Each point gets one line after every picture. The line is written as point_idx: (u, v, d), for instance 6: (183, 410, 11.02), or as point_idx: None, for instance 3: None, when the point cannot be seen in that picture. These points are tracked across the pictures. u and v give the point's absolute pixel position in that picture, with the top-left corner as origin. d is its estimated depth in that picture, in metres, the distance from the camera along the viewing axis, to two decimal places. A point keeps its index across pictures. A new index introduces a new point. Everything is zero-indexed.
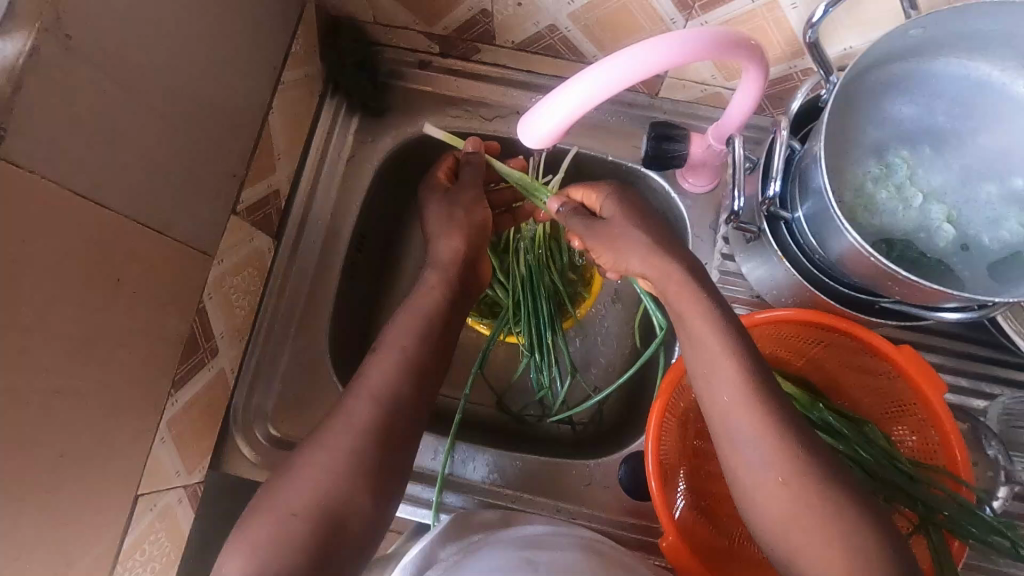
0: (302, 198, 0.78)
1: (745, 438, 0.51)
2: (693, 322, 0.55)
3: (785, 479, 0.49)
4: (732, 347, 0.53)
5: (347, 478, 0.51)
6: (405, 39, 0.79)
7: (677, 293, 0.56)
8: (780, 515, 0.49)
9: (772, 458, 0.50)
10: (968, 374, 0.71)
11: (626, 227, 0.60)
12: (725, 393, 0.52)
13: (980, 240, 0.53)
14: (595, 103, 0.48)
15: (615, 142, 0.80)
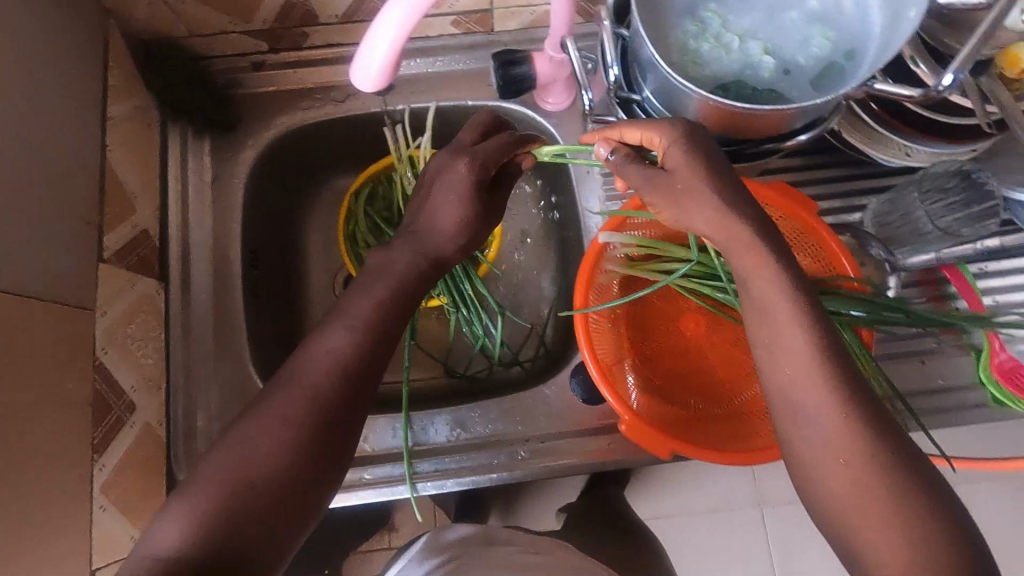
0: (177, 233, 0.75)
1: (811, 414, 0.46)
2: (756, 282, 0.49)
3: (848, 462, 0.45)
4: (793, 311, 0.48)
5: (260, 473, 0.49)
6: (230, 45, 0.77)
7: (750, 263, 0.49)
8: (842, 496, 0.45)
9: (836, 439, 0.45)
10: (838, 194, 0.78)
11: (694, 183, 0.51)
12: (788, 366, 0.48)
13: (797, 62, 0.58)
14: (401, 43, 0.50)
15: (470, 87, 0.82)
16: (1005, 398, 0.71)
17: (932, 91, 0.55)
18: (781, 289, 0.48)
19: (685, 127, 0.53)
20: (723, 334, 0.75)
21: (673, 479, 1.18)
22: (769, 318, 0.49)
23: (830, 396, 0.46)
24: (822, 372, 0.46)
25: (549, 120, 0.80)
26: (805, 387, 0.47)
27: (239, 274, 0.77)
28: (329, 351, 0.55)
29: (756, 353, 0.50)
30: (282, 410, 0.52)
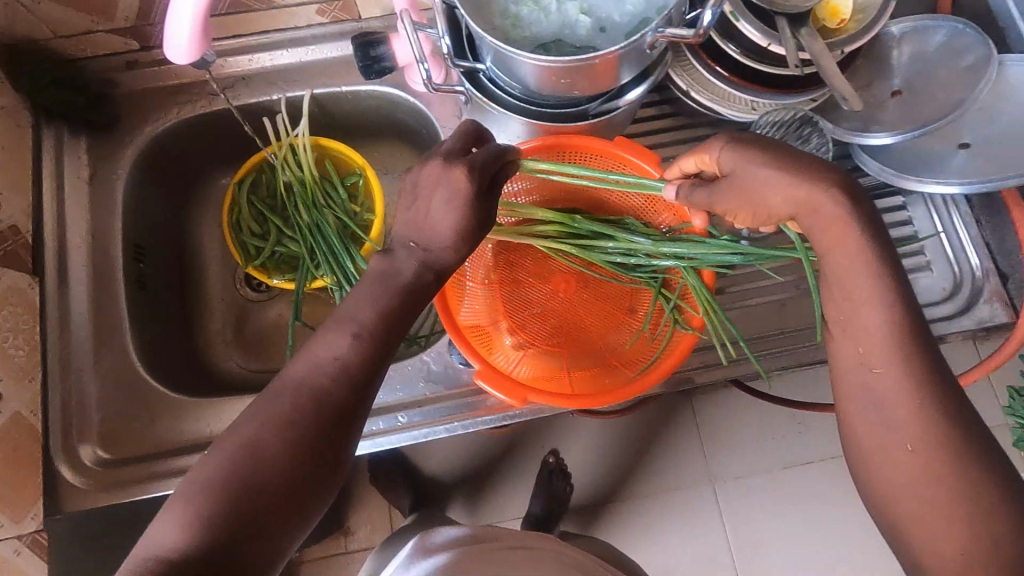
0: (53, 231, 0.77)
1: (876, 394, 0.49)
2: (836, 262, 0.50)
3: (915, 447, 0.47)
4: (876, 288, 0.49)
5: (260, 474, 0.47)
6: (99, 45, 0.79)
7: (830, 236, 0.50)
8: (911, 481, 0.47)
9: (910, 421, 0.47)
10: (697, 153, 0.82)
11: (760, 176, 0.52)
12: (860, 344, 0.50)
13: (613, 19, 0.62)
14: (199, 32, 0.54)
15: (342, 74, 0.85)
16: None
17: (702, 29, 0.58)
18: (861, 265, 0.49)
19: (731, 137, 0.55)
20: (594, 292, 0.77)
21: (615, 453, 1.20)
22: (843, 292, 0.51)
23: (927, 365, 0.48)
24: (891, 356, 0.48)
25: (420, 99, 0.85)
26: (875, 366, 0.49)
27: (119, 267, 0.78)
28: (333, 358, 0.51)
29: (834, 334, 0.52)
30: (285, 407, 0.49)
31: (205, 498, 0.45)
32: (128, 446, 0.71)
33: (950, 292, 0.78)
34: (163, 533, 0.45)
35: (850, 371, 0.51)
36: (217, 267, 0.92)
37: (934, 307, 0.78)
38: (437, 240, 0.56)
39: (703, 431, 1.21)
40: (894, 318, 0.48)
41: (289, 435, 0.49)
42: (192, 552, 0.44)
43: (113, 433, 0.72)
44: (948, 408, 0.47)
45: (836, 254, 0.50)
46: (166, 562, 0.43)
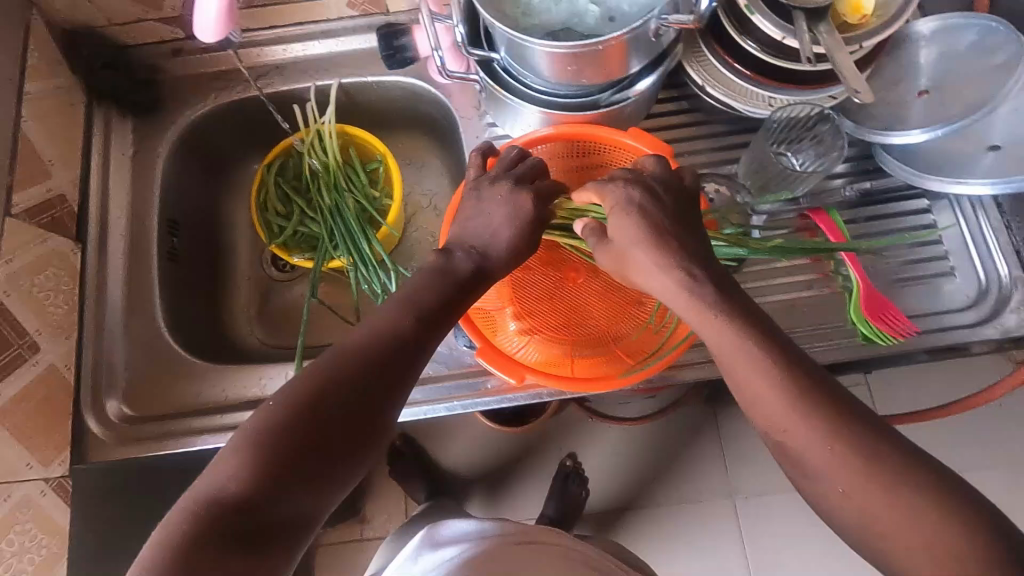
0: (98, 201, 0.83)
1: (797, 442, 0.47)
2: (709, 332, 0.52)
3: (847, 488, 0.45)
4: (758, 356, 0.49)
5: (309, 431, 0.48)
6: (148, 34, 0.85)
7: (694, 316, 0.52)
8: (860, 521, 0.44)
9: (827, 453, 0.45)
10: (712, 149, 0.82)
11: (640, 250, 0.54)
12: (766, 391, 0.49)
13: (621, 9, 0.63)
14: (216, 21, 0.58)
15: (369, 65, 0.89)
16: (874, 334, 0.72)
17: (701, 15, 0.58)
18: (739, 340, 0.50)
19: (625, 190, 0.55)
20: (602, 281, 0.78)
21: (635, 458, 1.18)
22: (735, 356, 0.50)
23: (825, 411, 0.46)
24: (794, 414, 0.47)
25: (442, 91, 0.88)
26: (784, 425, 0.47)
27: (154, 239, 0.83)
28: (392, 331, 0.54)
29: (740, 395, 0.51)
30: (333, 367, 0.51)
31: (259, 451, 0.47)
32: (150, 404, 0.76)
33: (975, 298, 0.75)
34: (217, 479, 0.46)
35: (768, 432, 0.49)
36: (246, 246, 0.97)
37: (957, 314, 0.75)
38: (496, 248, 0.62)
39: (725, 443, 1.18)
40: (782, 360, 0.49)
41: (336, 393, 0.50)
42: (245, 496, 0.46)
43: (140, 391, 0.76)
44: (864, 440, 0.45)
45: (718, 333, 0.51)
46: (223, 506, 0.45)
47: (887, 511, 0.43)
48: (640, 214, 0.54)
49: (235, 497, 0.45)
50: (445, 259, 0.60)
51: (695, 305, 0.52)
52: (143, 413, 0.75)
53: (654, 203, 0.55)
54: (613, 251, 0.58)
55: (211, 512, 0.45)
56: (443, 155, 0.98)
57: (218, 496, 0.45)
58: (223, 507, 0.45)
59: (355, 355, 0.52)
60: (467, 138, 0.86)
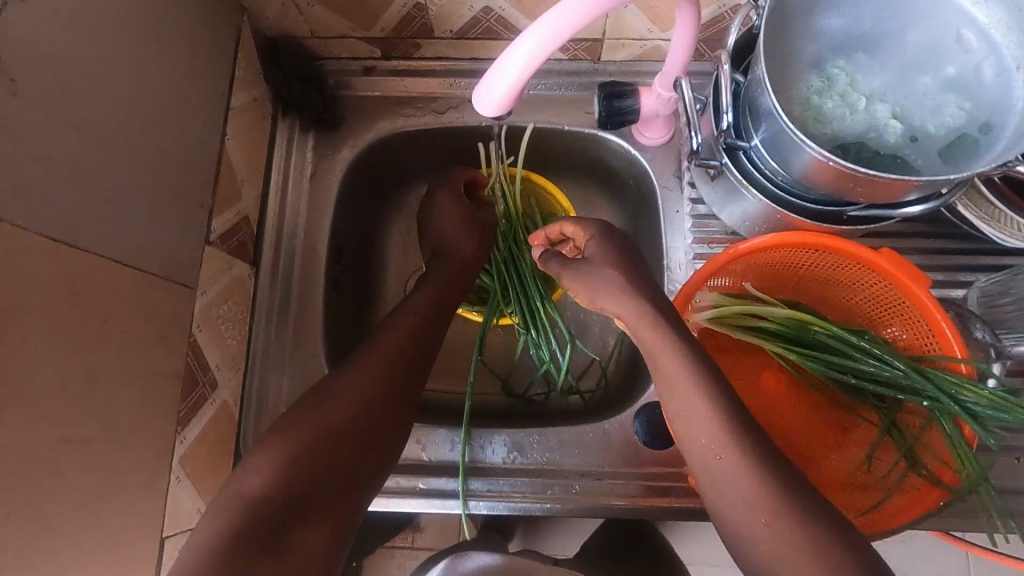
0: (274, 222, 0.78)
1: (727, 479, 0.51)
2: (664, 359, 0.55)
3: (769, 520, 0.48)
4: (701, 390, 0.54)
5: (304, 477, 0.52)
6: (346, 49, 0.80)
7: (652, 339, 0.56)
8: (780, 562, 0.47)
9: (756, 499, 0.49)
10: (942, 267, 0.74)
11: (602, 268, 0.59)
12: (702, 436, 0.53)
13: (927, 129, 0.56)
14: (536, 59, 0.47)
15: (568, 112, 0.82)
16: None
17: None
18: (684, 369, 0.54)
19: (605, 227, 0.65)
20: (806, 396, 0.73)
21: None
22: (672, 386, 0.55)
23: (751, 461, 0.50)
24: (730, 442, 0.52)
25: (643, 154, 0.80)
26: (719, 453, 0.52)
27: (323, 269, 0.79)
28: (361, 389, 0.59)
29: (676, 423, 0.56)
30: (311, 430, 0.55)
31: (228, 520, 0.48)
32: None
33: None
34: (245, 482, 0.51)
35: (698, 461, 0.53)
36: (393, 276, 0.89)
37: None
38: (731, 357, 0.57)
39: None
40: (719, 407, 0.53)
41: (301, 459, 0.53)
42: (243, 521, 0.48)
43: None
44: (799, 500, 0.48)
45: (665, 355, 0.55)
46: (249, 513, 0.48)
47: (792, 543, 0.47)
48: (599, 258, 0.61)
49: (236, 523, 0.48)
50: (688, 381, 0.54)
51: (629, 300, 0.57)
52: None
53: (613, 245, 0.62)
54: (569, 263, 0.63)
55: (245, 514, 0.48)
56: (619, 214, 0.89)
57: (236, 507, 0.49)
58: (235, 530, 0.47)
59: (372, 397, 0.59)
60: (664, 210, 0.79)
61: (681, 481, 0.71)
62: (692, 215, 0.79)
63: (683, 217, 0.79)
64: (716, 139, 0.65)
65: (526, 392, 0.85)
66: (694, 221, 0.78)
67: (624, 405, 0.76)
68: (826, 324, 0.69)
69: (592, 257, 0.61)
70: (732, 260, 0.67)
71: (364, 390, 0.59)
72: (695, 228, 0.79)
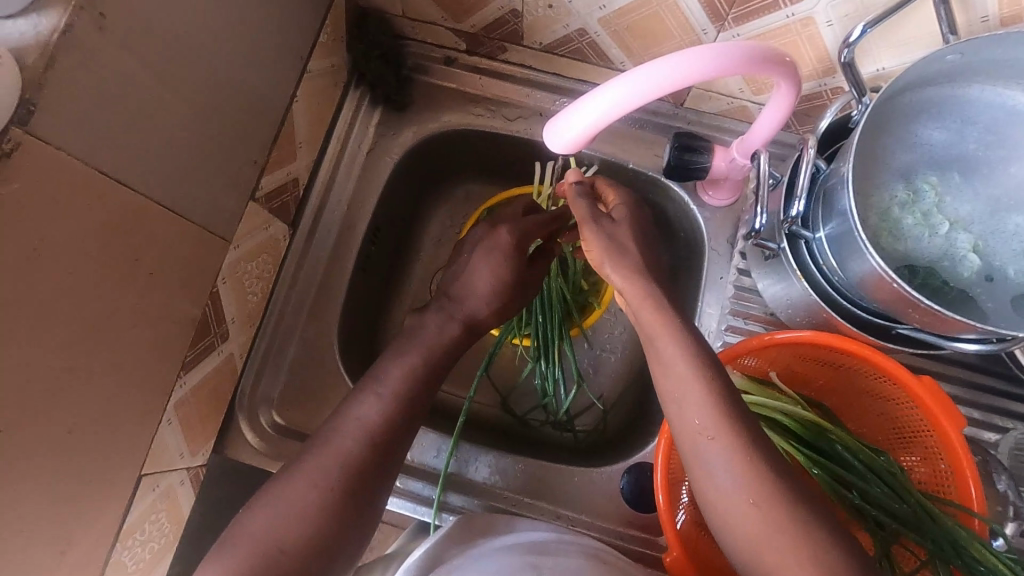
0: (322, 188, 0.78)
1: (718, 459, 0.52)
2: (664, 346, 0.56)
3: (756, 501, 0.50)
4: (693, 370, 0.54)
5: (359, 485, 0.55)
6: (432, 35, 0.79)
7: (651, 321, 0.58)
8: (751, 536, 0.50)
9: (745, 484, 0.50)
10: (980, 406, 0.69)
11: (626, 240, 0.63)
12: (697, 416, 0.53)
13: (1006, 272, 0.52)
14: (638, 93, 0.47)
15: (637, 150, 0.80)
16: None
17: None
18: (684, 352, 0.55)
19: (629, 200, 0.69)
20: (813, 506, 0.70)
21: None
22: (672, 374, 0.55)
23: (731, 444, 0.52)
24: (723, 428, 0.52)
25: (701, 211, 0.78)
26: (712, 434, 0.52)
27: (358, 246, 0.79)
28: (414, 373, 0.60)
29: (667, 406, 0.56)
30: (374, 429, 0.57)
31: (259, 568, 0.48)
32: (301, 418, 0.73)
33: None
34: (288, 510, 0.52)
35: (690, 440, 0.54)
36: (422, 267, 0.89)
37: None
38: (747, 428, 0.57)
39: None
40: (728, 393, 0.54)
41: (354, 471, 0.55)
42: (310, 539, 0.51)
43: (295, 399, 0.74)
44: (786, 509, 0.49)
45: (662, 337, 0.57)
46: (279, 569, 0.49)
47: (780, 543, 0.48)
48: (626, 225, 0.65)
49: (308, 534, 0.51)
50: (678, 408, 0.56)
51: (634, 275, 0.60)
52: (293, 425, 0.73)
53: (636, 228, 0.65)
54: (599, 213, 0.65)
55: (298, 544, 0.51)
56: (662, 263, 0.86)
57: (279, 545, 0.50)
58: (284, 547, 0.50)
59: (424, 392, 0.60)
60: (707, 274, 0.76)
61: (653, 550, 0.70)
62: (736, 286, 0.76)
63: (726, 284, 0.76)
64: (780, 222, 0.62)
65: (525, 414, 0.84)
66: (736, 291, 0.75)
67: (617, 458, 0.75)
68: (845, 437, 0.66)
69: (619, 221, 0.65)
70: (763, 347, 0.64)
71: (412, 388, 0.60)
72: (733, 299, 0.75)
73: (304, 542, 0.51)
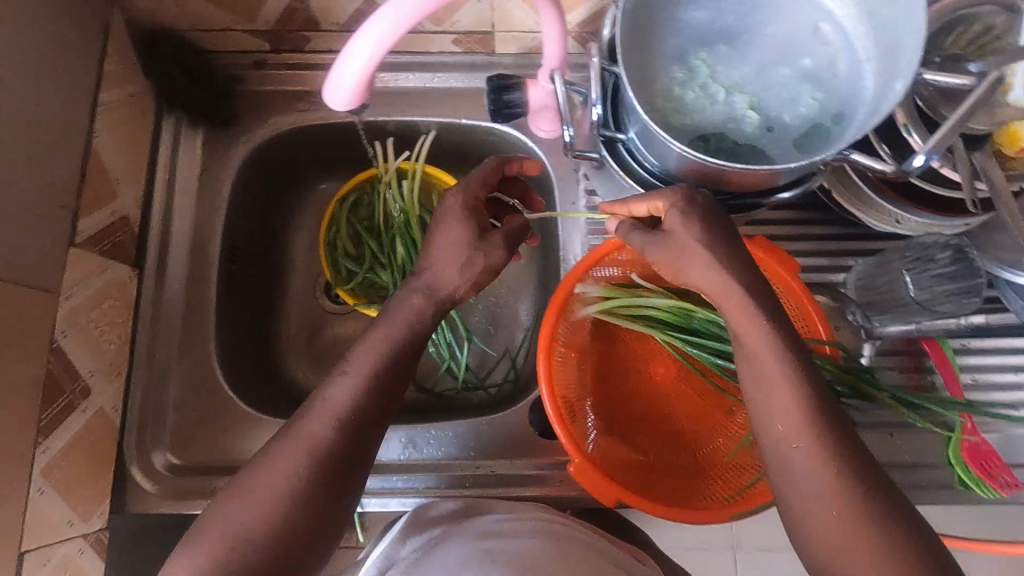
0: (161, 221, 0.76)
1: (803, 464, 0.47)
2: (750, 339, 0.49)
3: (840, 509, 0.45)
4: (785, 368, 0.48)
5: (328, 478, 0.50)
6: (232, 42, 0.78)
7: (739, 315, 0.50)
8: (826, 542, 0.45)
9: (827, 481, 0.46)
10: (825, 253, 0.76)
11: (686, 241, 0.52)
12: (781, 421, 0.48)
13: (782, 119, 0.58)
14: (385, 51, 0.49)
15: (466, 107, 0.82)
16: (971, 480, 0.70)
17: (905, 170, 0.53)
18: (772, 352, 0.49)
19: (696, 196, 0.54)
20: (695, 386, 0.74)
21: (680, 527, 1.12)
22: (755, 365, 0.49)
23: None
24: (811, 433, 0.47)
25: (539, 146, 0.80)
26: (797, 442, 0.47)
27: (216, 268, 0.77)
28: None
29: (750, 407, 0.51)
30: None
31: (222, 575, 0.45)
32: (199, 453, 0.71)
33: None
34: (246, 509, 0.48)
35: (773, 444, 0.49)
36: (299, 276, 0.88)
37: None
38: None
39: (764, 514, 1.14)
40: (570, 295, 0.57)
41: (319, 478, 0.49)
42: (277, 534, 0.48)
43: (188, 436, 0.72)
44: None
45: (752, 336, 0.50)
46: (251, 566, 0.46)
47: None
48: (682, 232, 0.52)
49: (271, 521, 0.48)
50: None
51: (718, 280, 0.51)
52: (192, 463, 0.71)
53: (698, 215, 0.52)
54: (654, 235, 0.55)
55: (259, 543, 0.47)
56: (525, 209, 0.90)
57: (247, 535, 0.47)
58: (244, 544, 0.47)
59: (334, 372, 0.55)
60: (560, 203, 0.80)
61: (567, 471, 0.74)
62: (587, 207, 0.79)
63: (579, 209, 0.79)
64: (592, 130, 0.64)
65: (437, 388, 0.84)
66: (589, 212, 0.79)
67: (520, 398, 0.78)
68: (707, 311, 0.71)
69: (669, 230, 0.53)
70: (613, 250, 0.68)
71: (361, 396, 0.53)
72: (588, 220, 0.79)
73: (264, 542, 0.47)
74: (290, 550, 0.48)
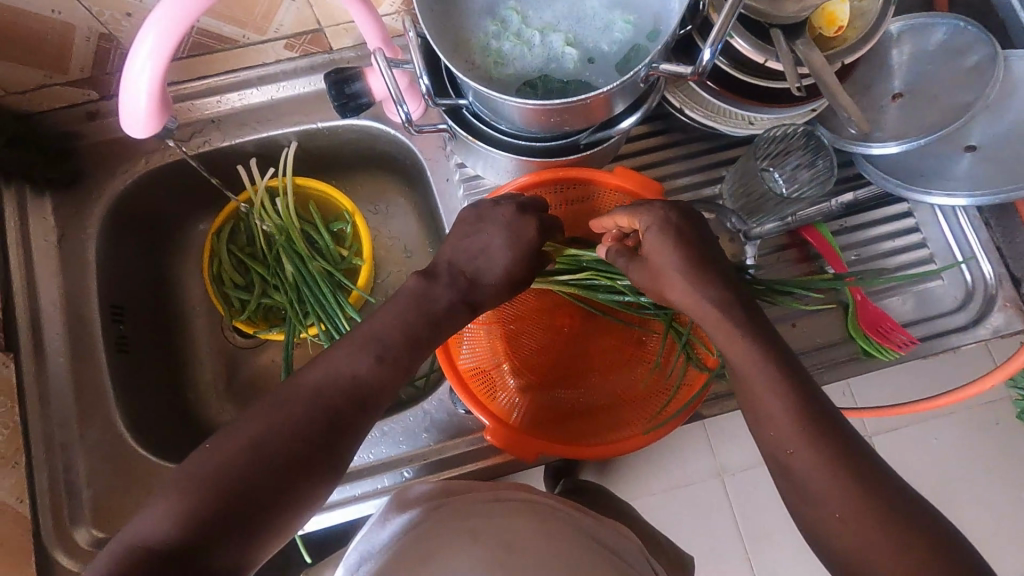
0: (26, 298, 0.73)
1: (803, 464, 0.47)
2: (769, 398, 0.50)
3: (843, 512, 0.45)
4: (779, 380, 0.50)
5: (300, 456, 0.49)
6: (57, 98, 0.74)
7: (717, 329, 0.53)
8: (840, 542, 0.45)
9: (824, 478, 0.46)
10: (697, 170, 0.78)
11: (667, 261, 0.56)
12: (771, 428, 0.50)
13: (599, 49, 0.59)
14: (164, 64, 0.51)
15: (318, 109, 0.81)
16: (874, 348, 0.72)
17: (702, 67, 0.54)
18: (759, 363, 0.51)
19: (662, 212, 0.58)
20: (601, 325, 0.75)
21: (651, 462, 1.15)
22: (751, 384, 0.51)
23: None
24: (801, 433, 0.48)
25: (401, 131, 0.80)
26: (792, 446, 0.48)
27: (98, 333, 0.74)
28: None
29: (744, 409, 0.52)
30: None
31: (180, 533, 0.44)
32: (124, 521, 0.69)
33: (962, 301, 0.76)
34: (217, 464, 0.47)
35: (771, 453, 0.50)
36: (197, 318, 0.85)
37: (949, 317, 0.76)
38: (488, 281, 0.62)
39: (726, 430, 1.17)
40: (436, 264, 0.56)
41: (292, 444, 0.49)
42: (237, 500, 0.46)
43: (109, 508, 0.69)
44: None
45: (739, 354, 0.52)
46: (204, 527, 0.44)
47: None
48: (664, 256, 0.56)
49: (235, 487, 0.46)
50: (413, 295, 0.60)
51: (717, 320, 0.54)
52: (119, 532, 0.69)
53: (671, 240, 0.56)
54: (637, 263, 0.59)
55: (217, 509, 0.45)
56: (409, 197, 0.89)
57: (212, 497, 0.46)
58: (201, 515, 0.45)
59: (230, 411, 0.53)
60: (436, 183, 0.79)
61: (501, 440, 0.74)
62: (463, 180, 0.79)
63: (455, 183, 0.79)
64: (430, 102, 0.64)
65: None
66: (466, 184, 0.79)
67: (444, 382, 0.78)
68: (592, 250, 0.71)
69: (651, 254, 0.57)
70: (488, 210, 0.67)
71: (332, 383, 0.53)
72: (467, 192, 0.79)
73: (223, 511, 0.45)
74: (243, 518, 0.46)
